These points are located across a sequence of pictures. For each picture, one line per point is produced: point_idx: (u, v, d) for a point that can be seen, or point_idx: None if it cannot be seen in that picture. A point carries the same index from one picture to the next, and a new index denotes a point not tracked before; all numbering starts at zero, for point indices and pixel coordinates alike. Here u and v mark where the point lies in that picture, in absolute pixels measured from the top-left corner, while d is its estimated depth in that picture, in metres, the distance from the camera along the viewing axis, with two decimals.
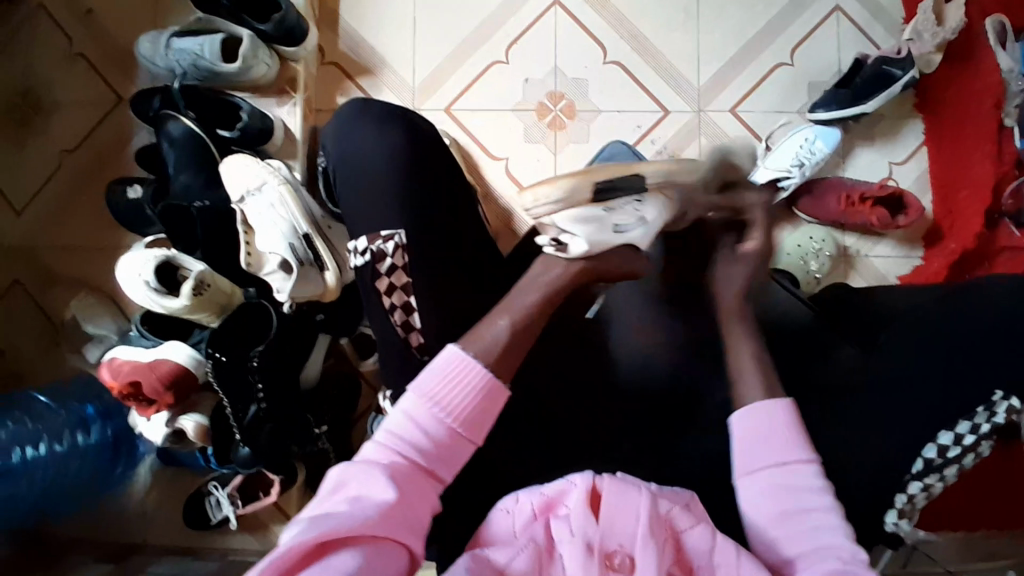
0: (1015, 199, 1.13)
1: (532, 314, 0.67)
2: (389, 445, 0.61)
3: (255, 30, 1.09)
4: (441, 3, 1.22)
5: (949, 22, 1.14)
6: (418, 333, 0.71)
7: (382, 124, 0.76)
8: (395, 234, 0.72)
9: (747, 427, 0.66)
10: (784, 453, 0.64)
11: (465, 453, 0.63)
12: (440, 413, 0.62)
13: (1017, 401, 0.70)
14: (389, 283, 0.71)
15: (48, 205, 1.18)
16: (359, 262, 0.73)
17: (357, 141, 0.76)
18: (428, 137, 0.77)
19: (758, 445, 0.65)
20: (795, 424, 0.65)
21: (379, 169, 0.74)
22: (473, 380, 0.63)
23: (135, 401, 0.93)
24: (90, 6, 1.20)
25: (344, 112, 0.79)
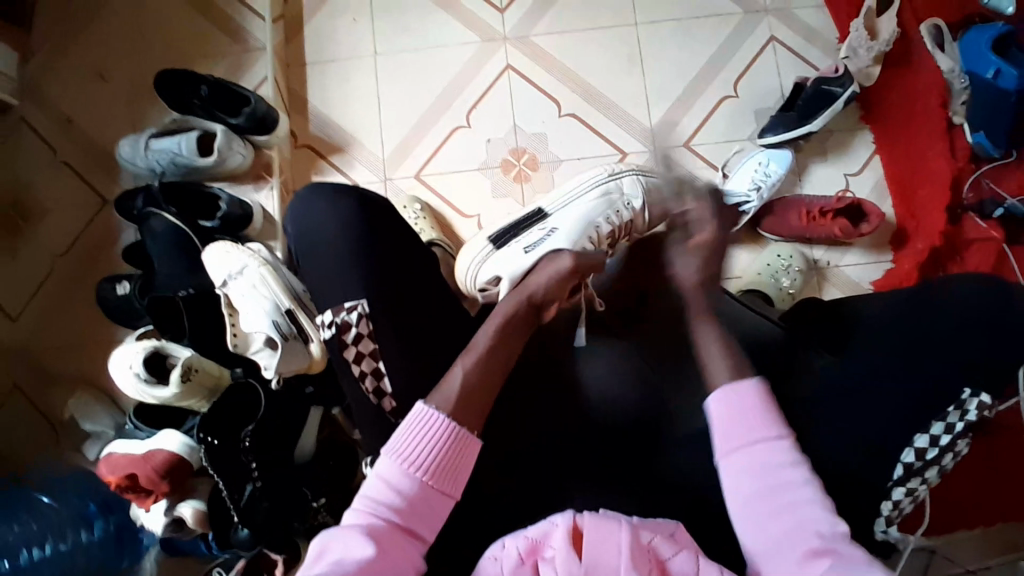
0: (976, 191, 1.18)
1: (489, 356, 0.71)
2: (365, 508, 0.63)
3: (228, 124, 1.17)
4: (401, 78, 1.30)
5: (883, 34, 1.20)
6: (389, 398, 0.73)
7: (341, 196, 0.81)
8: (358, 303, 0.75)
9: (720, 413, 0.66)
10: (758, 433, 0.65)
11: (444, 508, 0.64)
12: (413, 470, 0.64)
13: (986, 397, 0.70)
14: (357, 352, 0.73)
15: (41, 307, 1.22)
16: (328, 334, 0.76)
17: (314, 218, 0.80)
18: (381, 206, 0.81)
19: (738, 422, 0.66)
20: (765, 401, 0.66)
21: (347, 240, 0.78)
22: (443, 433, 0.65)
23: (134, 493, 0.93)
24: (70, 116, 1.28)
25: (301, 191, 0.83)
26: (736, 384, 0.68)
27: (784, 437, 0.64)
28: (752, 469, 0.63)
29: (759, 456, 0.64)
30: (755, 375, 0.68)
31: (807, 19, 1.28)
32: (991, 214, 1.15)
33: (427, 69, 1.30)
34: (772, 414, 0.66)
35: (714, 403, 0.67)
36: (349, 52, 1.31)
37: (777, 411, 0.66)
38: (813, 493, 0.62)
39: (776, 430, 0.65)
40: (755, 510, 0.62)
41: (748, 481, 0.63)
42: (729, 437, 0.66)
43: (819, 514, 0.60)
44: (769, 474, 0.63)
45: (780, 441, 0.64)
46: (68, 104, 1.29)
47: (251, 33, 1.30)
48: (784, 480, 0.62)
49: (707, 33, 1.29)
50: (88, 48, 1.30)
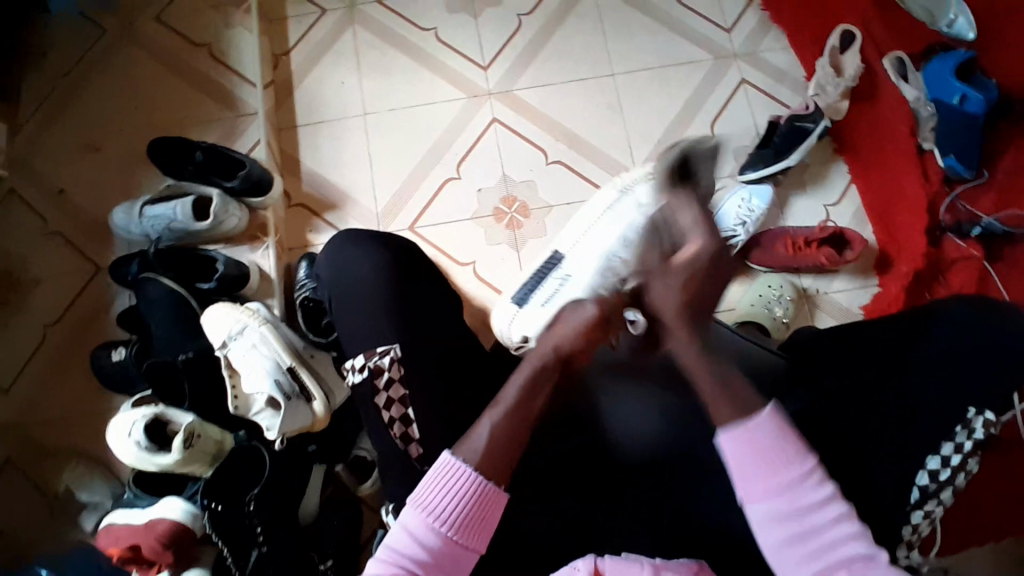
0: (952, 213, 1.23)
1: (517, 413, 0.67)
2: (388, 558, 0.63)
3: (223, 188, 1.19)
4: (391, 135, 1.33)
5: (847, 71, 1.28)
6: (417, 443, 0.73)
7: (371, 245, 0.85)
8: (391, 347, 0.77)
9: (739, 456, 0.65)
10: (781, 476, 0.64)
11: (469, 562, 0.65)
12: (437, 524, 0.64)
13: (992, 414, 0.72)
14: (387, 397, 0.75)
15: (35, 378, 1.20)
16: (358, 378, 0.77)
17: (345, 262, 0.85)
18: (404, 250, 0.86)
19: (758, 468, 0.64)
20: (781, 430, 0.65)
21: (363, 292, 0.81)
22: (466, 486, 0.64)
23: (137, 564, 0.91)
24: (63, 187, 1.30)
25: (333, 243, 0.89)
26: (746, 421, 0.65)
27: (809, 474, 0.64)
28: (778, 512, 0.63)
29: (785, 504, 0.63)
30: (765, 403, 0.66)
31: (775, 61, 1.35)
32: (969, 234, 1.20)
33: (416, 124, 1.34)
34: (793, 444, 0.65)
35: (726, 442, 0.65)
36: (340, 112, 1.35)
37: (797, 438, 0.65)
38: (847, 527, 0.63)
39: (803, 465, 0.64)
40: (794, 554, 0.63)
41: (776, 527, 0.63)
42: (754, 485, 0.64)
43: (856, 543, 0.63)
44: (799, 511, 0.63)
45: (804, 473, 0.64)
46: (59, 175, 1.30)
47: (243, 99, 1.34)
48: (812, 521, 0.63)
49: (682, 78, 1.35)
50: (80, 121, 1.33)
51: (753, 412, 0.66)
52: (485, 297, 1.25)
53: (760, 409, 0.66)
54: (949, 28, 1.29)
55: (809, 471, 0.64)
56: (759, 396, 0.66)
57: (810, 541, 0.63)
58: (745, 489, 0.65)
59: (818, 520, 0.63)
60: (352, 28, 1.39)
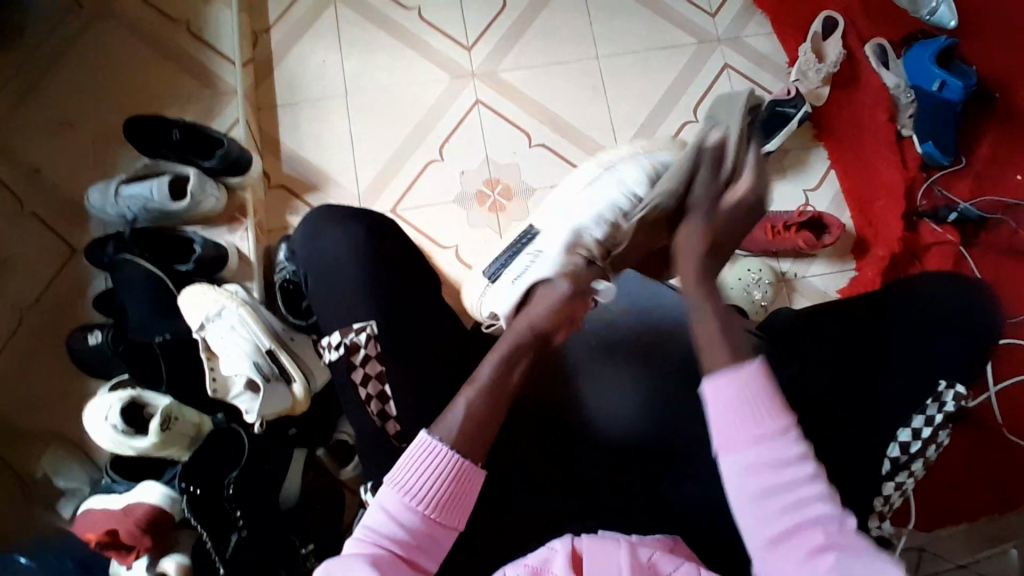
0: (928, 198, 1.25)
1: (494, 393, 0.69)
2: (366, 537, 0.63)
3: (201, 167, 1.17)
4: (373, 116, 1.32)
5: (829, 57, 1.28)
6: (394, 421, 0.73)
7: (349, 221, 0.83)
8: (367, 324, 0.76)
9: (721, 406, 0.65)
10: (758, 427, 0.64)
11: (448, 539, 0.65)
12: (414, 503, 0.64)
13: (962, 388, 0.74)
14: (364, 373, 0.74)
15: (10, 362, 1.18)
16: (334, 356, 0.76)
17: (327, 239, 0.83)
18: (386, 229, 0.84)
19: (732, 422, 0.64)
20: (767, 387, 0.65)
21: (344, 270, 0.80)
22: (443, 464, 0.65)
23: (115, 550, 0.90)
24: (37, 166, 1.27)
25: (311, 218, 0.87)
26: (732, 368, 0.66)
27: (785, 431, 0.64)
28: (758, 462, 0.63)
29: (762, 455, 0.63)
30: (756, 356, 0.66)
31: (759, 46, 1.36)
32: (945, 218, 1.22)
33: (398, 105, 1.32)
34: (774, 401, 0.64)
35: (709, 386, 0.66)
36: (320, 92, 1.33)
37: (779, 399, 0.65)
38: (819, 489, 0.62)
39: (780, 422, 0.64)
40: (764, 510, 0.62)
41: (753, 475, 0.63)
42: (734, 433, 0.64)
43: (826, 502, 0.62)
44: (776, 463, 0.63)
45: (781, 428, 0.63)
46: (32, 153, 1.27)
47: (221, 78, 1.31)
48: (786, 475, 0.62)
49: (666, 61, 1.35)
50: (52, 98, 1.30)
51: (744, 363, 0.66)
52: (467, 280, 1.24)
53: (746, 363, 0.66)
54: (932, 16, 1.29)
55: (786, 429, 0.64)
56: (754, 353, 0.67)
57: (784, 495, 0.62)
58: (724, 441, 0.65)
59: (789, 477, 0.62)
60: (332, 6, 1.36)
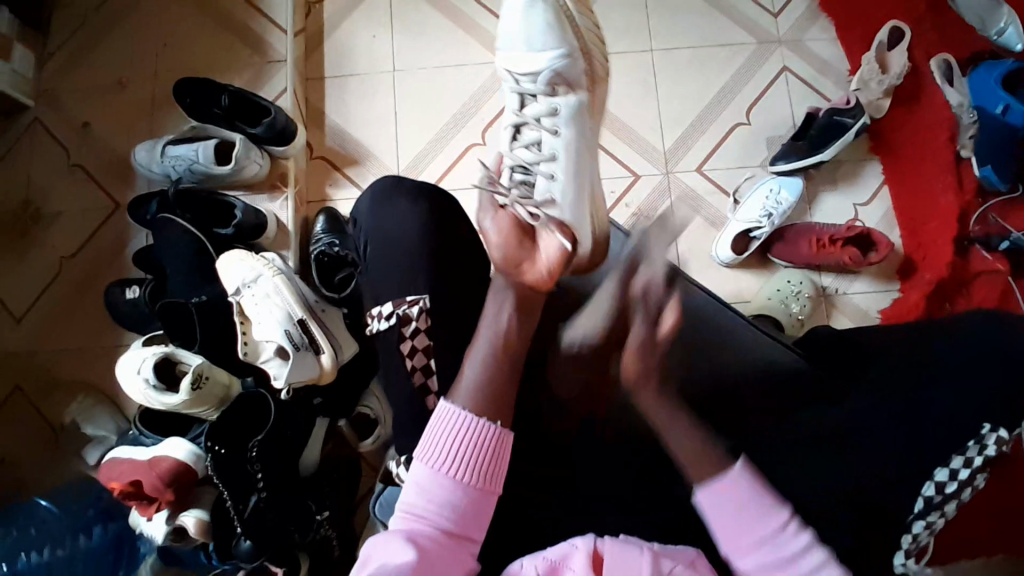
0: (982, 224, 1.18)
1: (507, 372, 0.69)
2: (405, 513, 0.64)
3: (247, 134, 1.18)
4: (417, 97, 1.31)
5: (894, 67, 1.23)
6: (434, 396, 0.73)
7: (400, 196, 0.85)
8: (421, 298, 0.77)
9: (719, 520, 0.65)
10: (758, 529, 0.64)
11: (489, 506, 0.65)
12: (446, 473, 0.64)
13: (1006, 431, 0.70)
14: (412, 346, 0.75)
15: (50, 310, 1.21)
16: (385, 325, 0.77)
17: (386, 212, 0.85)
18: (430, 210, 0.84)
19: (732, 532, 0.64)
20: (757, 483, 0.65)
21: (396, 248, 0.82)
22: (470, 431, 0.65)
23: (137, 500, 0.93)
24: (87, 120, 1.29)
25: (375, 187, 0.88)
26: (719, 477, 0.65)
27: (785, 525, 0.64)
28: (766, 564, 0.63)
29: (769, 558, 0.63)
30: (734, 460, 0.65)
31: (820, 51, 1.31)
32: (997, 247, 1.17)
33: (443, 85, 1.31)
34: (762, 499, 0.64)
35: (703, 500, 0.65)
36: (367, 68, 1.33)
37: (769, 491, 0.65)
38: (830, 574, 0.62)
39: (775, 520, 0.64)
40: None
41: None
42: (734, 536, 0.64)
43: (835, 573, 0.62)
44: (777, 564, 0.63)
45: (780, 525, 0.64)
46: (84, 108, 1.30)
47: (272, 45, 1.32)
48: (796, 569, 0.63)
49: (721, 59, 1.31)
50: (106, 54, 1.32)
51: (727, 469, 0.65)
52: None
53: (731, 464, 0.65)
54: (999, 37, 1.24)
55: (782, 524, 0.64)
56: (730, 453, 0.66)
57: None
58: (730, 550, 0.65)
59: (798, 570, 0.62)
60: None
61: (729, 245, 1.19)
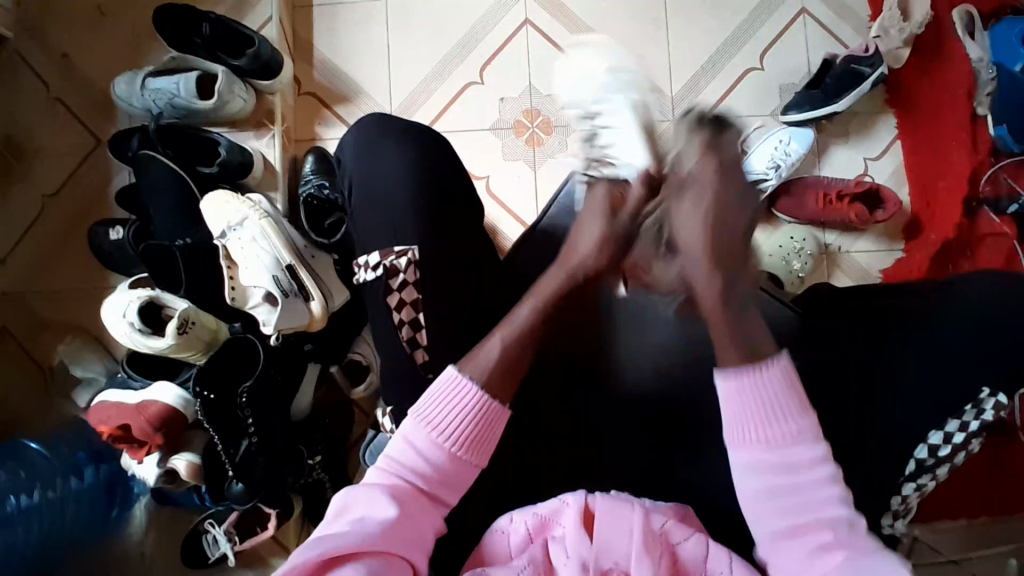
0: (993, 185, 1.14)
1: (528, 338, 0.66)
2: (389, 467, 0.62)
3: (230, 66, 1.11)
4: (412, 30, 1.23)
5: (915, 16, 1.16)
6: (424, 350, 0.71)
7: (395, 134, 0.80)
8: (409, 249, 0.74)
9: (738, 394, 0.62)
10: (776, 425, 0.61)
11: (469, 476, 0.64)
12: (438, 438, 0.62)
13: (1004, 398, 0.68)
14: (399, 300, 0.72)
15: (33, 251, 1.18)
16: (370, 277, 0.74)
17: (376, 149, 0.79)
18: (426, 151, 0.79)
19: (743, 405, 0.62)
20: (790, 383, 0.62)
21: (387, 193, 0.77)
22: (472, 404, 0.63)
23: (127, 444, 0.93)
24: (65, 50, 1.21)
25: (359, 126, 0.83)
26: (749, 364, 0.62)
27: (807, 429, 0.61)
28: (764, 459, 0.61)
29: (772, 450, 0.61)
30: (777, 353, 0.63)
31: None
32: (1005, 210, 1.13)
33: (442, 17, 1.24)
34: (798, 396, 0.62)
35: (723, 383, 0.63)
36: None
37: (802, 391, 0.62)
38: (833, 487, 0.60)
39: (801, 422, 0.61)
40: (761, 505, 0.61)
41: (761, 469, 0.61)
42: (744, 422, 0.62)
43: (833, 484, 0.60)
44: (786, 452, 0.61)
45: (805, 429, 0.61)
46: (60, 36, 1.22)
47: None
48: (799, 474, 0.60)
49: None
50: None
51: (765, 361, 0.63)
52: (493, 213, 1.20)
53: (771, 358, 0.63)
54: None
55: (805, 428, 0.61)
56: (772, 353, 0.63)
57: (794, 496, 0.60)
58: (735, 431, 0.62)
59: (801, 474, 0.60)
60: None
61: None
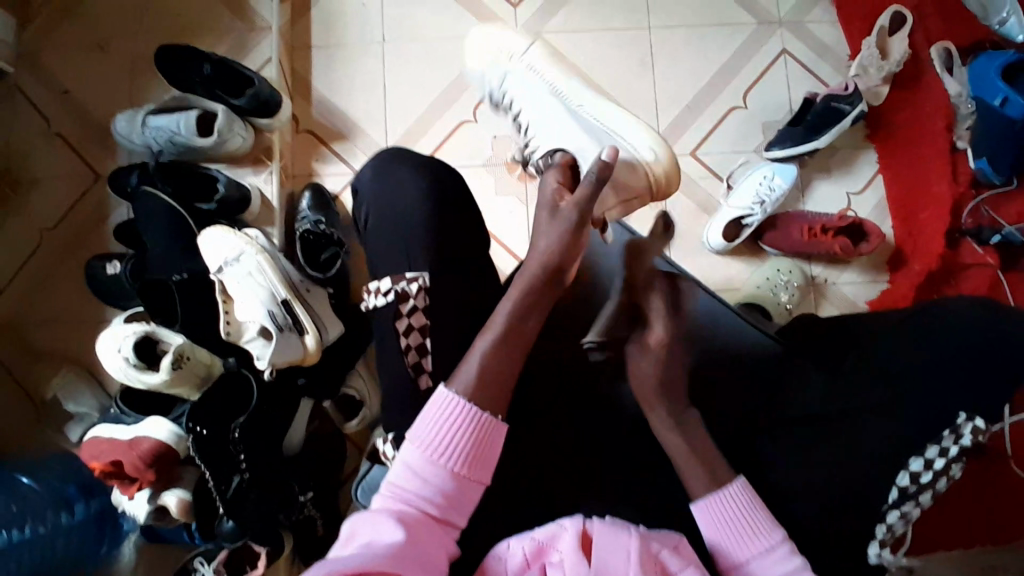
0: (974, 217, 1.19)
1: (507, 350, 0.67)
2: (392, 493, 0.63)
3: (229, 104, 1.14)
4: (407, 69, 1.27)
5: (893, 55, 1.21)
6: (429, 375, 0.73)
7: (411, 167, 0.82)
8: (420, 275, 0.75)
9: (709, 525, 0.68)
10: (747, 547, 0.66)
11: (474, 493, 0.64)
12: (437, 459, 0.63)
13: (982, 422, 0.68)
14: (409, 324, 0.74)
15: (28, 283, 1.19)
16: (380, 302, 0.76)
17: (393, 180, 0.81)
18: (438, 181, 0.81)
19: (719, 538, 0.67)
20: (751, 503, 0.67)
21: (396, 225, 0.79)
22: (467, 421, 0.64)
23: (118, 479, 0.92)
24: (67, 88, 1.24)
25: (375, 159, 0.85)
26: (716, 493, 0.68)
27: (775, 546, 0.66)
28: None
29: (751, 570, 0.66)
30: (733, 476, 0.69)
31: (821, 33, 1.28)
32: (987, 240, 1.16)
33: (438, 56, 1.28)
34: (762, 516, 0.67)
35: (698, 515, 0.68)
36: (356, 37, 1.28)
37: (764, 510, 0.67)
38: None
39: (767, 540, 0.66)
40: None
41: None
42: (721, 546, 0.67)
43: None
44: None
45: (772, 545, 0.66)
46: (63, 74, 1.25)
47: (258, 12, 1.27)
48: None
49: (721, 40, 1.28)
50: (86, 18, 1.26)
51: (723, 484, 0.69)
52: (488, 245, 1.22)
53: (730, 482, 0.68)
54: (1000, 27, 1.21)
55: (772, 544, 0.66)
56: (731, 471, 0.69)
57: None
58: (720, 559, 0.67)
59: None
60: None
61: (721, 232, 1.18)
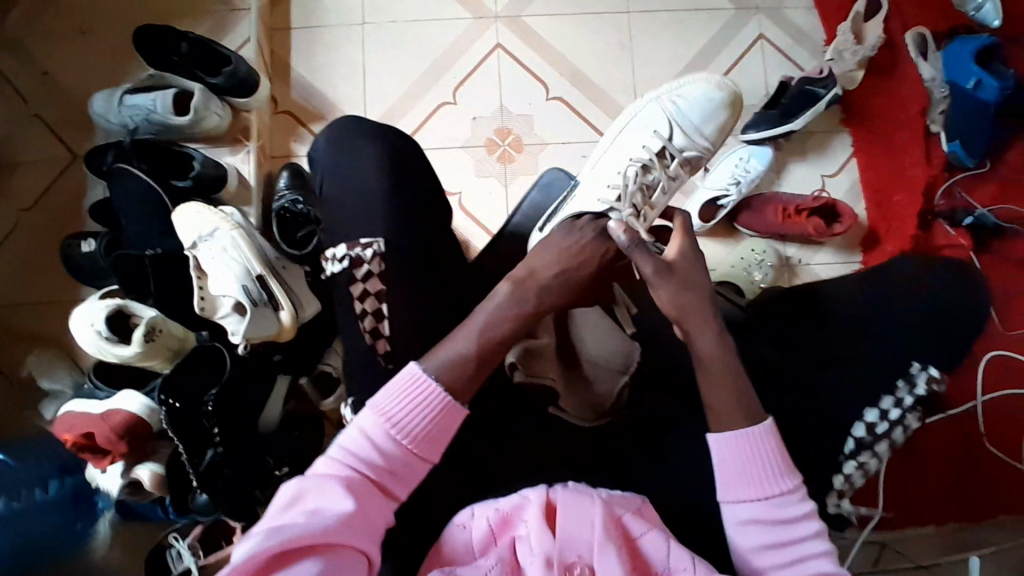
0: (948, 199, 1.19)
1: (496, 344, 0.68)
2: (341, 458, 0.63)
3: (207, 83, 1.14)
4: (388, 51, 1.28)
5: (868, 39, 1.23)
6: (385, 340, 0.72)
7: (372, 139, 0.82)
8: (374, 241, 0.76)
9: (728, 459, 0.65)
10: (767, 487, 0.65)
11: (420, 470, 0.65)
12: (393, 431, 0.63)
13: (928, 373, 0.83)
14: (363, 289, 0.74)
15: (4, 264, 1.18)
16: (336, 269, 0.75)
17: (352, 153, 0.81)
18: (401, 154, 0.82)
19: (736, 479, 0.65)
20: (778, 446, 0.66)
21: (359, 198, 0.79)
22: (429, 398, 0.64)
23: (91, 453, 0.94)
24: (44, 68, 1.24)
25: (334, 128, 0.84)
26: (746, 431, 0.65)
27: (793, 490, 0.65)
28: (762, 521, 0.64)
29: (767, 513, 0.64)
30: (764, 416, 0.66)
31: (797, 19, 1.30)
32: (960, 222, 1.17)
33: (417, 39, 1.28)
34: (784, 461, 0.65)
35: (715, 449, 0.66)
36: (336, 19, 1.28)
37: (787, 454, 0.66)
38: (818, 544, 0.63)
39: (786, 482, 0.65)
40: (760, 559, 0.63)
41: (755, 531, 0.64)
42: (734, 487, 0.65)
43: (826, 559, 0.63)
44: (780, 523, 0.64)
45: (791, 488, 0.65)
46: (40, 54, 1.24)
47: None
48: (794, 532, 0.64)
49: (699, 24, 1.29)
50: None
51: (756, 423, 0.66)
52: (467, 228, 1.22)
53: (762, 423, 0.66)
54: (977, 12, 1.23)
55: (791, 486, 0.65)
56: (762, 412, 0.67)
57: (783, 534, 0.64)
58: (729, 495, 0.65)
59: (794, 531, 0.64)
60: None
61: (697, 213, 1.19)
